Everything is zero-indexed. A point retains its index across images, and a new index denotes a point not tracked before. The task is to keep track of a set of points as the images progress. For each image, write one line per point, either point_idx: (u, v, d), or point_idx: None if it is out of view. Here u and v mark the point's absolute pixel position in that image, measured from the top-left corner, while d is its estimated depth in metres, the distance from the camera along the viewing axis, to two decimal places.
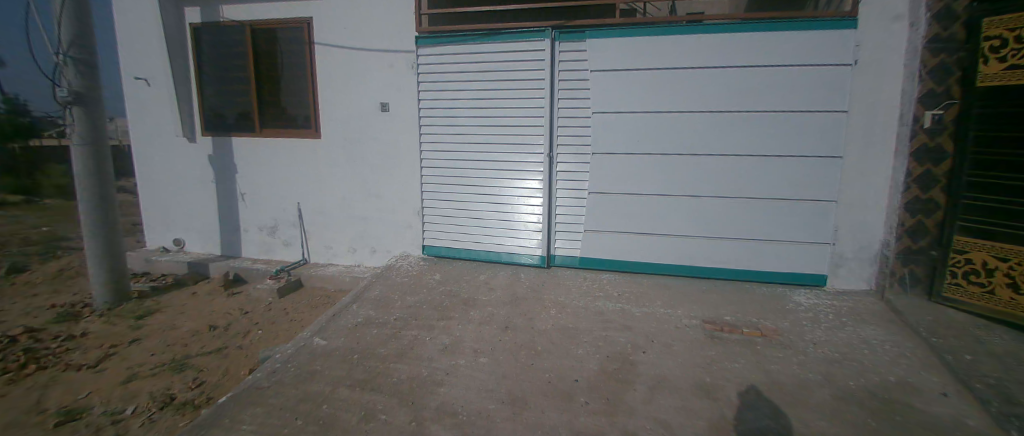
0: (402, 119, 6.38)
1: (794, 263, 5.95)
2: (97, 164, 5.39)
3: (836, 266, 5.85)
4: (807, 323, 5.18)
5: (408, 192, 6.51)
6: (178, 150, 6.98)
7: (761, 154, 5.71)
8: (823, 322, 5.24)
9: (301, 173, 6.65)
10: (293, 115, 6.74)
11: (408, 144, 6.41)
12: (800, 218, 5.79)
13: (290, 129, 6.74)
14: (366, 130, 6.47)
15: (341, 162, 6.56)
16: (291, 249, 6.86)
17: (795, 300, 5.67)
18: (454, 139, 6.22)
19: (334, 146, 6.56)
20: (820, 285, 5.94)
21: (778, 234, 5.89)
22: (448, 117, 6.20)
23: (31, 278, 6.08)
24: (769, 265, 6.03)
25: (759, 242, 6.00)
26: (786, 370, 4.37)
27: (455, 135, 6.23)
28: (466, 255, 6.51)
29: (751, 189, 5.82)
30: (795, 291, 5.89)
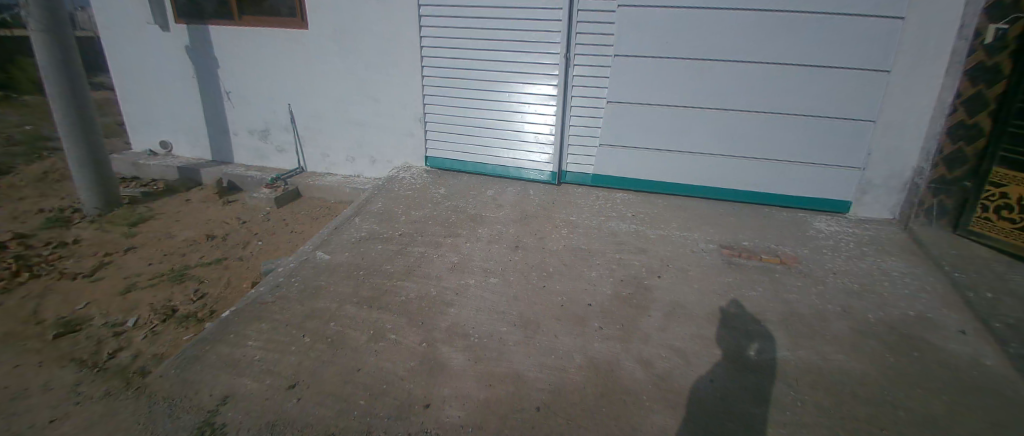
0: (396, 6, 5.35)
1: (822, 187, 5.45)
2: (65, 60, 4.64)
3: (861, 194, 5.36)
4: (836, 251, 4.86)
5: (407, 96, 5.76)
6: (144, 37, 6.04)
7: (808, 62, 4.88)
8: (845, 250, 4.91)
9: (285, 70, 5.86)
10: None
11: (404, 37, 5.48)
12: (833, 139, 5.15)
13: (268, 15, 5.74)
14: (356, 19, 5.50)
15: (330, 58, 5.73)
16: (285, 156, 6.36)
17: (817, 226, 5.30)
18: (457, 33, 5.34)
19: (319, 38, 5.66)
20: (842, 211, 5.52)
21: (810, 155, 5.30)
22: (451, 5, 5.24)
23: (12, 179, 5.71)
24: (794, 189, 5.55)
25: (788, 164, 5.43)
26: (805, 298, 4.14)
27: (459, 28, 5.32)
28: (472, 168, 6.03)
29: (790, 103, 5.10)
30: (817, 217, 5.48)
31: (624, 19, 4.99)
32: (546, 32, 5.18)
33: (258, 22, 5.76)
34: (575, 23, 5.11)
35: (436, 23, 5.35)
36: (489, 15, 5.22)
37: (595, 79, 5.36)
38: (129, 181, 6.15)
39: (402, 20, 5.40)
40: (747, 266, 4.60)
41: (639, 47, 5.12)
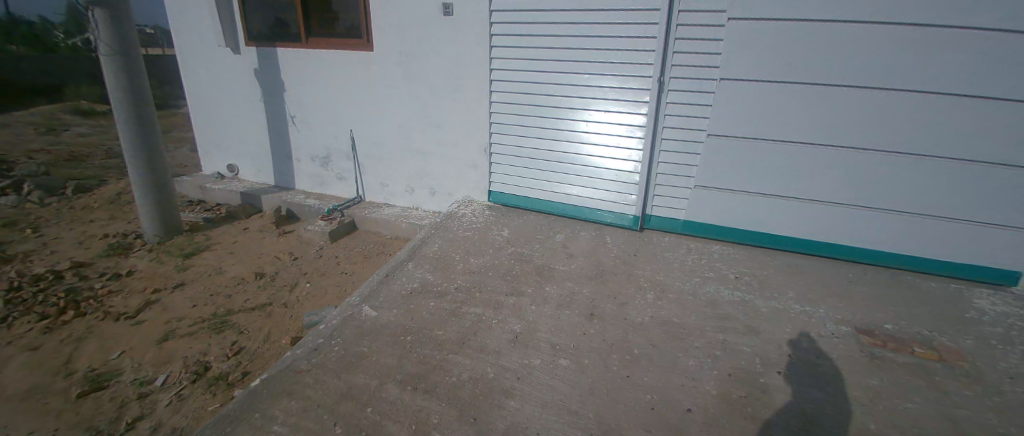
0: (466, 25, 4.80)
1: (982, 251, 3.96)
2: (134, 87, 4.70)
3: None
4: (1016, 344, 3.34)
5: (473, 123, 5.17)
6: (218, 63, 6.11)
7: (993, 88, 3.45)
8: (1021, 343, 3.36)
9: (348, 95, 5.61)
10: (338, 16, 5.44)
11: (472, 59, 4.91)
12: (1009, 190, 3.68)
13: (334, 36, 5.52)
14: (422, 40, 5.06)
15: (393, 83, 5.36)
16: (345, 184, 6.09)
17: (976, 305, 3.79)
18: (528, 54, 4.66)
19: (384, 62, 5.32)
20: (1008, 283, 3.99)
21: (979, 211, 3.84)
22: (526, 24, 4.56)
23: (90, 203, 6.35)
24: (941, 251, 4.09)
25: (942, 220, 3.98)
26: (975, 414, 2.68)
27: (531, 47, 4.63)
28: (538, 205, 5.26)
29: (955, 142, 3.68)
30: (976, 291, 3.98)
31: (736, 33, 3.90)
32: (634, 52, 4.26)
33: (323, 44, 5.54)
34: (672, 40, 4.13)
35: (506, 43, 4.72)
36: (564, 32, 4.44)
37: (692, 109, 4.29)
38: (196, 206, 6.27)
39: (471, 40, 4.84)
40: (904, 365, 3.18)
41: (754, 68, 3.97)
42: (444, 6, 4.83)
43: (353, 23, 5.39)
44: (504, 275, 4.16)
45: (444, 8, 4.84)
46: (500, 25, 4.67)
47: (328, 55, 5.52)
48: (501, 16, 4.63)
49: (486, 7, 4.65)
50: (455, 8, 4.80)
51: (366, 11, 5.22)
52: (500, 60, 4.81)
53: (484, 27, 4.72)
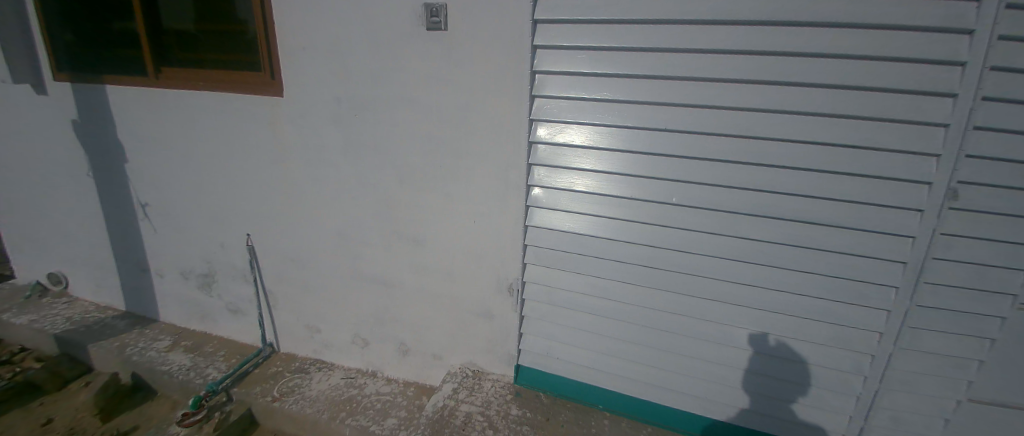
0: (478, 51, 2.32)
1: None
2: None
3: None
4: None
5: (486, 237, 2.66)
6: (20, 107, 3.43)
7: None
8: None
9: (250, 172, 3.05)
10: (216, 28, 2.89)
11: (488, 119, 2.42)
12: None
13: (215, 63, 2.94)
14: (386, 78, 2.56)
15: (334, 156, 2.83)
16: (247, 322, 3.40)
17: None
18: (608, 114, 2.19)
19: (312, 118, 2.80)
20: None
21: None
22: (606, 58, 2.12)
23: None
24: None
25: None
26: None
27: (613, 100, 2.16)
28: (613, 402, 2.64)
29: None
30: None
31: None
32: (874, 122, 1.85)
33: (192, 80, 2.96)
34: (979, 100, 1.71)
35: (557, 90, 2.24)
36: (693, 71, 1.99)
37: (991, 250, 1.88)
38: None
39: (487, 81, 2.35)
40: None
41: None
42: (425, 10, 2.34)
43: (246, 40, 2.83)
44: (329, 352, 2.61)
45: (425, 13, 2.34)
46: (544, 52, 2.22)
47: (205, 100, 2.95)
48: (548, 34, 2.18)
49: (521, 15, 2.18)
50: (452, 14, 2.31)
51: (268, 18, 2.67)
52: (545, 124, 2.34)
53: (518, 56, 2.25)
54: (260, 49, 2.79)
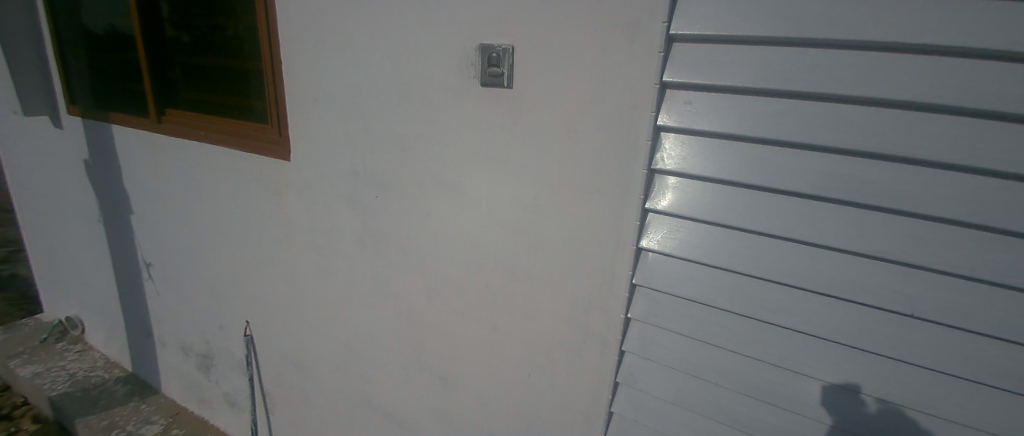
0: (556, 127, 1.39)
1: None
2: None
3: None
4: None
5: (543, 400, 1.73)
6: (42, 142, 3.11)
7: None
8: None
9: (243, 253, 2.29)
10: (214, 66, 2.23)
11: (565, 233, 1.50)
12: None
13: (211, 109, 2.28)
14: (416, 151, 1.67)
15: (339, 247, 1.97)
16: (240, 419, 2.77)
17: None
18: (803, 275, 1.12)
19: (320, 196, 1.91)
20: None
21: None
22: (814, 171, 1.05)
23: None
24: None
25: None
26: None
27: (813, 245, 1.09)
28: None
29: None
30: None
31: None
32: None
33: (194, 128, 2.27)
34: None
35: (693, 207, 1.22)
36: None
37: None
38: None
39: (565, 176, 1.42)
40: None
41: None
42: (482, 56, 1.42)
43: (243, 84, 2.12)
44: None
45: (480, 61, 1.43)
46: (675, 138, 1.21)
47: (198, 156, 2.28)
48: (690, 108, 1.17)
49: (639, 75, 1.20)
50: (519, 64, 1.39)
51: (274, 54, 1.89)
52: (660, 258, 1.33)
53: (623, 144, 1.28)
54: (258, 98, 2.06)
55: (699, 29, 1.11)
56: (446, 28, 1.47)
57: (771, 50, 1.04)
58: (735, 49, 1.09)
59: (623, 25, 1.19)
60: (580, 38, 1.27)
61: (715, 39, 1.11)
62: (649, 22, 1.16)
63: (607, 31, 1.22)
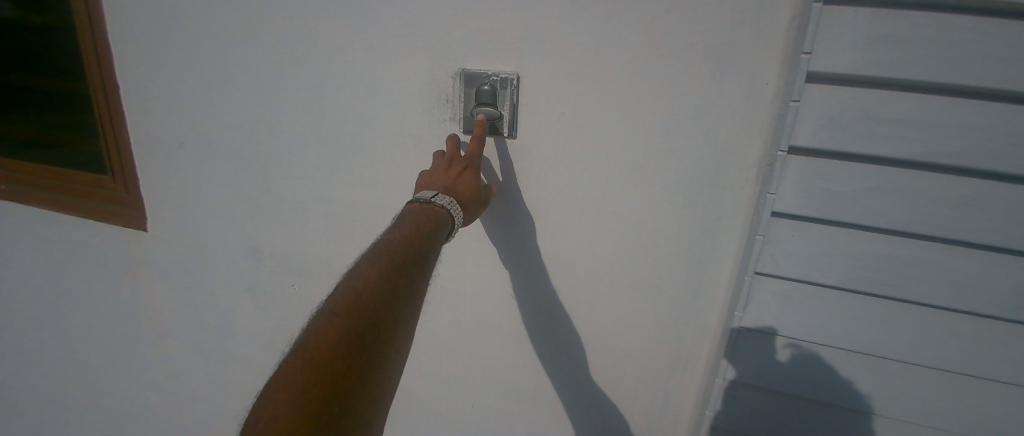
0: (592, 205, 0.89)
1: None
2: None
3: None
4: None
5: None
6: None
7: None
8: None
9: (92, 359, 1.50)
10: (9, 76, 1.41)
11: (597, 348, 1.02)
12: None
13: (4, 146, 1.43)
14: (353, 231, 1.03)
15: (235, 361, 1.29)
16: None
17: None
18: (951, 410, 0.84)
19: (208, 285, 1.22)
20: None
21: None
22: (992, 285, 0.75)
23: None
24: None
25: None
26: None
27: (970, 377, 0.81)
28: None
29: None
30: None
31: None
32: None
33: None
34: None
35: (815, 328, 0.83)
36: None
37: None
38: None
39: (603, 272, 0.94)
40: None
41: None
42: (466, 88, 0.85)
43: (64, 106, 1.34)
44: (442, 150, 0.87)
45: (462, 95, 0.86)
46: (793, 231, 0.78)
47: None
48: (827, 188, 0.74)
49: (739, 132, 0.78)
50: (525, 104, 0.86)
51: (93, 63, 1.13)
52: (750, 394, 0.90)
53: (704, 230, 0.86)
54: (87, 130, 1.31)
55: (861, 65, 0.67)
56: (397, 36, 0.87)
57: (969, 109, 0.67)
58: (909, 103, 0.68)
59: (718, 54, 0.74)
60: (641, 66, 0.78)
61: (877, 83, 0.68)
62: (765, 52, 0.73)
63: (690, 60, 0.76)
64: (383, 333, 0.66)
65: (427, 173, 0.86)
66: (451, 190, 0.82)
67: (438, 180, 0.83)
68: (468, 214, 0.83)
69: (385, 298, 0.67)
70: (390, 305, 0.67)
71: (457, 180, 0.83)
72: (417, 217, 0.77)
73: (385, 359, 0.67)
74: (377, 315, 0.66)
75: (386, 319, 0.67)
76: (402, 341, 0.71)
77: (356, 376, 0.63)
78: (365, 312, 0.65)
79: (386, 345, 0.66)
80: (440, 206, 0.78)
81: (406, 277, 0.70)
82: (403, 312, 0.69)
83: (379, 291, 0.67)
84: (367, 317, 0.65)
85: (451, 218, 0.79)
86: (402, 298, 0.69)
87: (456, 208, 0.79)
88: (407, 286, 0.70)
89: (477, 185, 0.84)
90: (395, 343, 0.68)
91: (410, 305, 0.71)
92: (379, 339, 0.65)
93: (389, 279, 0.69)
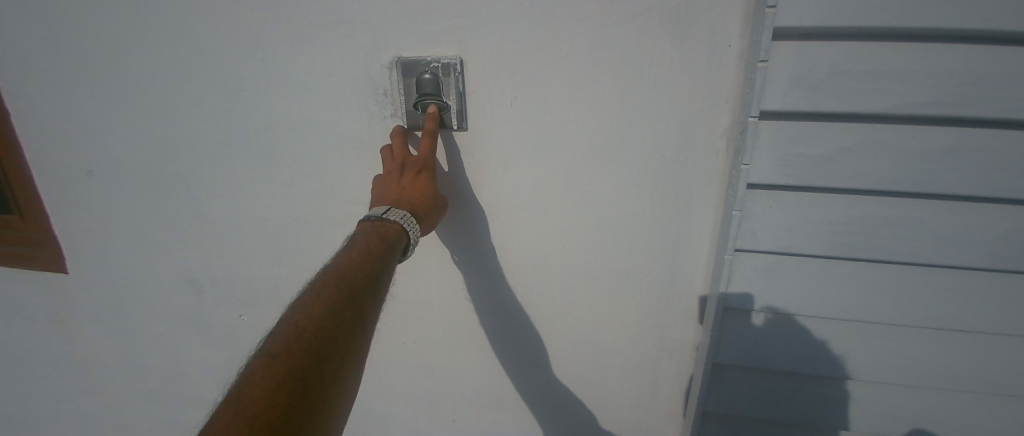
0: (557, 196, 0.82)
1: None
2: None
3: None
4: None
5: None
6: None
7: None
8: None
9: (33, 416, 1.34)
10: None
11: (579, 345, 0.96)
12: None
13: None
14: (299, 248, 0.93)
15: (191, 404, 1.17)
16: None
17: None
18: (942, 370, 0.81)
19: (147, 323, 1.10)
20: None
21: None
22: (975, 239, 0.72)
23: None
24: None
25: None
26: None
27: (957, 334, 0.79)
28: None
29: None
30: None
31: None
32: None
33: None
34: None
35: (800, 301, 0.79)
36: None
37: None
38: None
39: (576, 266, 0.88)
40: None
41: None
42: (404, 79, 0.76)
43: None
44: (389, 147, 0.78)
45: (401, 87, 0.77)
46: (771, 202, 0.73)
47: None
48: (804, 153, 0.69)
49: (705, 101, 0.71)
50: (473, 92, 0.77)
51: None
52: (740, 374, 0.87)
53: (676, 210, 0.80)
54: None
55: (829, 16, 0.62)
56: (318, 26, 0.76)
57: (941, 56, 0.63)
58: (881, 53, 0.63)
59: (675, 16, 0.68)
60: (593, 38, 0.70)
61: (847, 34, 0.63)
62: (725, 10, 0.66)
63: (645, 27, 0.69)
64: (325, 376, 0.58)
65: (378, 183, 0.77)
66: (403, 201, 0.73)
67: (390, 191, 0.74)
68: (426, 225, 0.76)
69: (327, 335, 0.59)
70: (333, 343, 0.59)
71: (410, 188, 0.74)
72: (367, 236, 0.69)
73: (330, 405, 0.58)
74: (317, 356, 0.58)
75: (328, 358, 0.58)
76: (351, 381, 0.62)
77: (292, 428, 0.54)
78: (302, 354, 0.57)
79: (329, 389, 0.58)
80: (393, 222, 0.70)
81: (353, 309, 0.62)
82: (351, 348, 0.61)
83: (320, 326, 0.59)
84: (306, 359, 0.57)
85: (406, 234, 0.71)
86: (349, 334, 0.61)
87: (411, 222, 0.72)
88: (354, 318, 0.62)
89: (433, 192, 0.76)
90: (342, 385, 0.60)
91: (358, 339, 0.62)
92: (318, 384, 0.57)
93: (333, 312, 0.61)
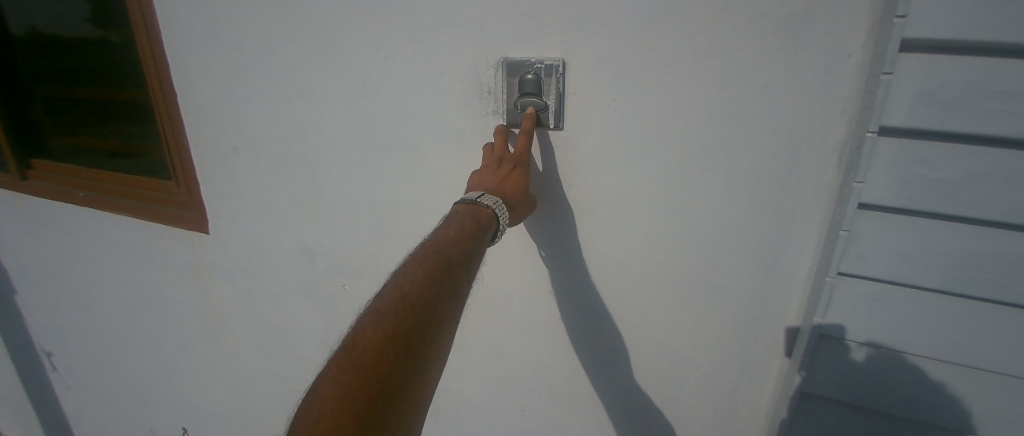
0: (646, 198, 0.83)
1: None
2: None
3: None
4: None
5: None
6: None
7: None
8: None
9: (171, 352, 1.60)
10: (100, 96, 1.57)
11: (652, 351, 0.96)
12: None
13: (97, 159, 1.59)
14: (399, 229, 1.03)
15: (293, 358, 1.33)
16: None
17: None
18: None
19: (265, 283, 1.27)
20: None
21: None
22: None
23: None
24: None
25: None
26: None
27: None
28: None
29: None
30: None
31: None
32: None
33: (71, 186, 1.57)
34: None
35: (910, 335, 0.73)
36: None
37: None
38: None
39: (657, 270, 0.88)
40: None
41: None
42: (508, 78, 0.82)
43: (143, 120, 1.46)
44: (492, 145, 0.84)
45: (504, 86, 0.83)
46: (885, 225, 0.68)
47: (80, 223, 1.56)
48: (927, 175, 0.64)
49: (817, 113, 0.69)
50: (571, 92, 0.81)
51: (156, 76, 1.20)
52: (831, 404, 0.82)
53: (773, 224, 0.77)
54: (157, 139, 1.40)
55: (973, 27, 0.56)
56: (436, 28, 0.85)
57: None
58: None
59: (790, 25, 0.66)
60: (699, 45, 0.71)
61: (995, 48, 0.57)
62: (848, 20, 0.63)
63: (756, 34, 0.68)
64: (425, 338, 0.64)
65: (475, 174, 0.83)
66: (498, 190, 0.78)
67: (485, 181, 0.80)
68: (515, 215, 0.80)
69: (427, 303, 0.66)
70: (432, 310, 0.66)
71: (506, 181, 0.80)
72: (462, 218, 0.75)
73: (425, 361, 0.65)
74: (419, 317, 0.64)
75: (427, 321, 0.65)
76: (442, 346, 0.69)
77: (398, 380, 0.61)
78: (408, 316, 0.63)
79: (426, 350, 0.65)
80: (486, 206, 0.75)
81: (450, 281, 0.69)
82: (444, 317, 0.67)
83: (422, 294, 0.66)
84: (411, 319, 0.64)
85: (496, 219, 0.76)
86: (444, 301, 0.67)
87: (501, 208, 0.76)
88: (450, 289, 0.69)
89: (524, 187, 0.81)
90: (436, 348, 0.66)
91: (450, 309, 0.69)
92: (418, 346, 0.64)
93: (433, 280, 0.67)
